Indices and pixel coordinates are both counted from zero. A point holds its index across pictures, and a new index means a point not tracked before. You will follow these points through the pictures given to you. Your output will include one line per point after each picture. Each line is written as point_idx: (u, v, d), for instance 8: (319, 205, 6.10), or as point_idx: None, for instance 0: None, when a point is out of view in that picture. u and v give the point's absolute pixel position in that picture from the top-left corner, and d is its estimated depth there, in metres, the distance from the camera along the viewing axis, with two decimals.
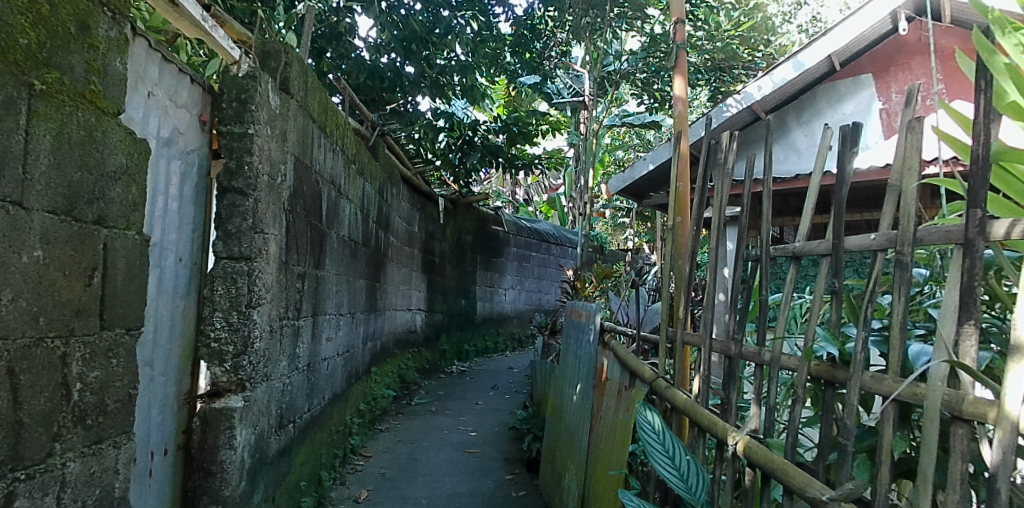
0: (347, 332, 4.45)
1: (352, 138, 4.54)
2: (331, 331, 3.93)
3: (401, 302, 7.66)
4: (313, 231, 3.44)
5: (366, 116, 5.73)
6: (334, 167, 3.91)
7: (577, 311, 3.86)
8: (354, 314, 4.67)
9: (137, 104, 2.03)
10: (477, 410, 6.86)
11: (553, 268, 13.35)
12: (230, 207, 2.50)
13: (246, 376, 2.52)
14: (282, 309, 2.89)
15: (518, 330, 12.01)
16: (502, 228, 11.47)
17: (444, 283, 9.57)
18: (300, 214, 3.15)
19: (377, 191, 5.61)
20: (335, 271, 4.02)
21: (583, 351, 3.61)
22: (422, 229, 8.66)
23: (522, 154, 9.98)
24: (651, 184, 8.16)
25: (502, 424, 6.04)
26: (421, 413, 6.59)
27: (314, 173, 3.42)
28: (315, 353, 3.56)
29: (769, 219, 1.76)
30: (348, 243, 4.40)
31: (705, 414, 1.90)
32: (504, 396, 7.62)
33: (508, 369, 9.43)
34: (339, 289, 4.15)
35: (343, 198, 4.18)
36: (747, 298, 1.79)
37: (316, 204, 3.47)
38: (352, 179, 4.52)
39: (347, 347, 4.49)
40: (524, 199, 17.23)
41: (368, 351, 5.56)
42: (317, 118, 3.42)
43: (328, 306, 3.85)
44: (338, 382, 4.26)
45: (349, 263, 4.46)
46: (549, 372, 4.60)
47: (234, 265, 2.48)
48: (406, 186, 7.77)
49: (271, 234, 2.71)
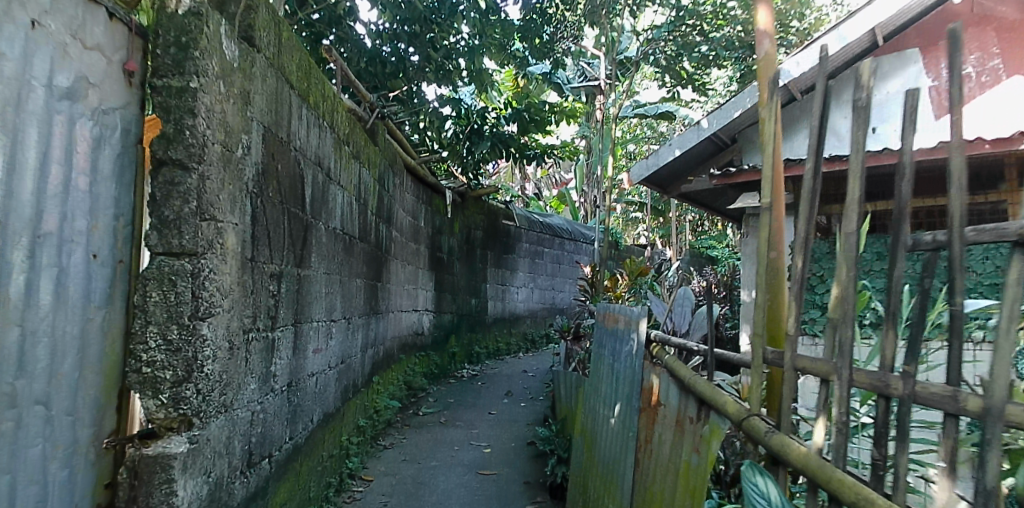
0: (341, 341, 3.84)
1: (345, 116, 3.92)
2: (320, 340, 3.32)
3: (407, 303, 7.06)
4: (293, 222, 2.82)
5: (363, 96, 5.11)
6: (321, 146, 3.29)
7: (612, 316, 3.22)
8: (350, 319, 4.06)
9: (9, 35, 1.43)
10: (491, 420, 6.26)
11: (567, 265, 12.71)
12: (168, 184, 1.87)
13: (194, 410, 1.89)
14: (248, 318, 2.27)
15: (532, 330, 11.38)
16: (514, 223, 10.85)
17: (453, 281, 8.96)
18: (273, 199, 2.53)
19: (377, 182, 5.00)
20: (324, 271, 3.40)
21: (621, 365, 2.97)
22: (428, 225, 8.06)
23: (535, 144, 9.35)
24: (678, 172, 7.49)
25: (520, 439, 5.44)
26: (429, 426, 5.99)
27: (293, 151, 2.81)
28: (298, 369, 2.94)
29: (964, 189, 1.13)
30: (342, 238, 3.80)
31: (847, 481, 1.28)
32: (519, 404, 7.01)
33: (523, 374, 8.82)
34: (329, 291, 3.53)
35: (334, 185, 3.58)
36: (925, 309, 1.18)
37: (297, 189, 2.86)
38: (346, 165, 3.91)
39: (342, 358, 3.89)
40: (534, 193, 16.58)
41: (369, 359, 4.96)
42: (292, 83, 2.80)
43: (316, 312, 3.23)
44: (332, 399, 3.65)
45: (343, 260, 3.85)
46: (575, 384, 3.97)
47: (174, 262, 1.85)
48: (410, 177, 7.16)
49: (228, 222, 2.09)
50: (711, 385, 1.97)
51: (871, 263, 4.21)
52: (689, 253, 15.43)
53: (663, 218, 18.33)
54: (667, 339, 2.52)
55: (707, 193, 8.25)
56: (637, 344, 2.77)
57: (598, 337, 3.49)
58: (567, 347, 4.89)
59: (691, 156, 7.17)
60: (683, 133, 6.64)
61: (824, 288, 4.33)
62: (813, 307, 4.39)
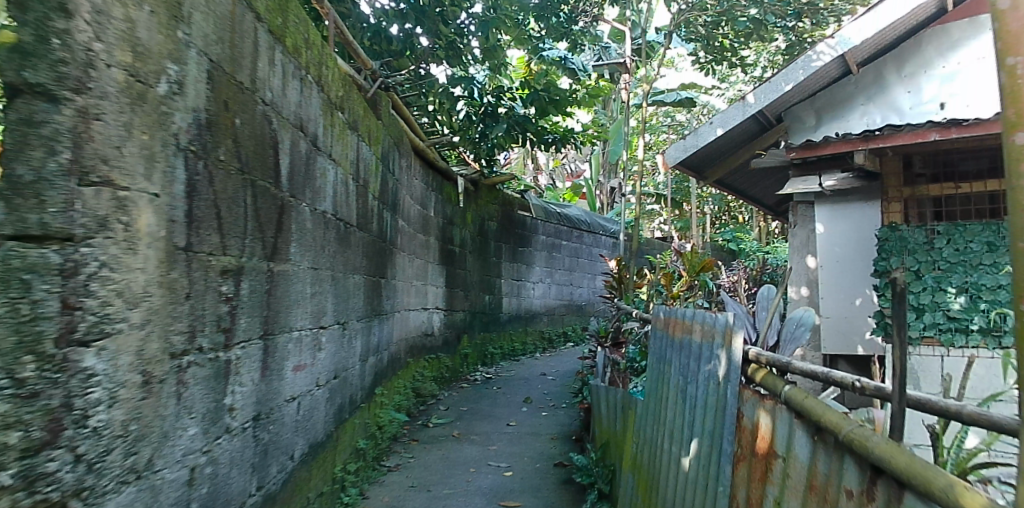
0: (334, 351, 3.12)
1: (338, 76, 3.20)
2: (304, 353, 2.61)
3: (416, 300, 6.36)
4: (261, 200, 2.10)
5: (364, 62, 4.38)
6: (303, 105, 2.57)
7: (678, 321, 2.51)
8: (345, 322, 3.35)
9: None
10: (511, 433, 5.54)
11: (586, 258, 11.91)
12: (23, 123, 1.12)
13: (69, 488, 1.17)
14: (180, 335, 1.55)
15: (549, 329, 10.64)
16: (529, 214, 10.11)
17: (466, 277, 8.23)
18: (225, 164, 1.81)
19: (380, 162, 4.29)
20: (309, 264, 2.68)
21: (698, 390, 2.24)
22: (439, 215, 7.34)
23: (553, 128, 8.60)
24: (717, 154, 6.71)
25: (545, 458, 4.72)
26: (441, 440, 5.27)
27: (260, 105, 2.09)
28: (269, 396, 2.23)
29: None
30: (334, 224, 3.08)
31: None
32: (541, 412, 6.29)
33: (542, 377, 8.09)
34: (317, 294, 2.80)
35: (323, 157, 2.86)
36: None
37: (265, 155, 2.14)
38: (340, 136, 3.19)
39: (335, 372, 3.17)
40: (548, 184, 15.82)
41: (372, 368, 4.25)
42: (257, 10, 2.06)
43: (297, 319, 2.51)
44: (320, 424, 2.93)
45: (336, 252, 3.14)
46: (621, 404, 3.24)
47: (31, 249, 1.10)
48: (419, 160, 6.43)
49: (141, 190, 1.36)
50: (897, 449, 1.25)
51: (979, 256, 3.46)
52: (710, 247, 14.66)
53: (682, 210, 17.52)
54: (775, 360, 1.82)
55: (743, 175, 7.55)
56: (724, 364, 2.07)
57: (653, 346, 2.79)
58: (604, 354, 4.10)
59: (733, 137, 6.37)
60: (729, 106, 5.03)
61: (921, 286, 3.62)
62: (904, 308, 3.69)
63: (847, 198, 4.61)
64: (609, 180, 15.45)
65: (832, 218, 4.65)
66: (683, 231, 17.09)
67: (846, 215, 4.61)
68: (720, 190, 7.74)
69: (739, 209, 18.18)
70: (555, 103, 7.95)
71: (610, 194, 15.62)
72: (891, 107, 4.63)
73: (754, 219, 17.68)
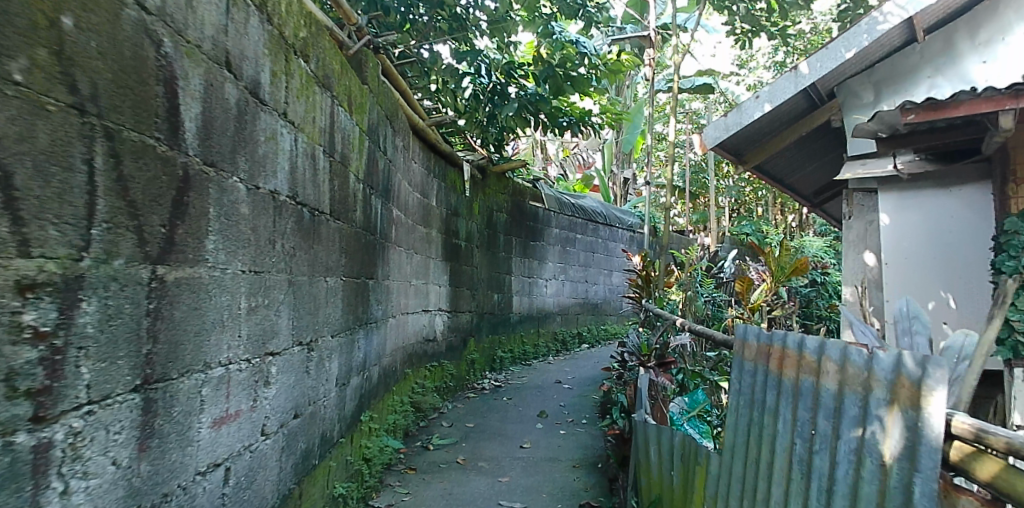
0: (293, 383, 2.28)
1: (300, 12, 2.38)
2: (235, 399, 1.77)
3: (414, 301, 5.55)
4: (135, 164, 1.28)
5: (348, 15, 3.58)
6: (231, 32, 1.75)
7: (782, 355, 1.71)
8: (312, 342, 2.51)
9: None
10: (526, 457, 4.74)
11: (602, 253, 11.07)
12: None
13: None
14: None
15: (563, 329, 9.81)
16: (541, 205, 9.29)
17: (473, 274, 7.43)
18: (28, 92, 1.00)
19: (366, 138, 3.48)
20: (247, 265, 1.86)
21: (838, 471, 1.44)
22: (442, 205, 6.53)
23: (568, 110, 7.77)
24: (759, 135, 5.87)
25: (569, 496, 3.91)
26: (443, 467, 4.47)
27: (131, 7, 1.28)
28: (160, 476, 1.39)
29: None
30: (292, 209, 2.25)
31: None
32: (559, 431, 5.47)
33: (557, 385, 7.26)
34: (263, 308, 1.97)
35: (270, 115, 2.03)
36: None
37: (144, 92, 1.32)
38: (301, 92, 2.37)
39: (296, 410, 2.34)
40: (560, 175, 14.98)
41: (357, 390, 3.44)
42: None
43: (221, 350, 1.68)
44: (271, 486, 2.11)
45: (296, 248, 2.31)
46: (680, 453, 2.41)
47: None
48: (418, 142, 5.62)
49: None
50: None
51: None
52: (729, 240, 13.85)
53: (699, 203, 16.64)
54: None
55: (784, 159, 6.69)
56: (896, 436, 1.29)
57: (734, 383, 1.99)
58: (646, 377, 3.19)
59: (778, 116, 5.53)
60: (777, 79, 4.30)
61: None
62: None
63: (915, 185, 3.98)
64: (622, 171, 14.64)
65: (897, 209, 4.04)
66: (700, 225, 16.23)
67: (917, 203, 3.97)
68: (758, 176, 6.88)
69: (758, 201, 17.34)
70: (570, 80, 7.11)
71: (623, 186, 14.82)
72: (959, 76, 3.72)
73: (772, 212, 16.83)
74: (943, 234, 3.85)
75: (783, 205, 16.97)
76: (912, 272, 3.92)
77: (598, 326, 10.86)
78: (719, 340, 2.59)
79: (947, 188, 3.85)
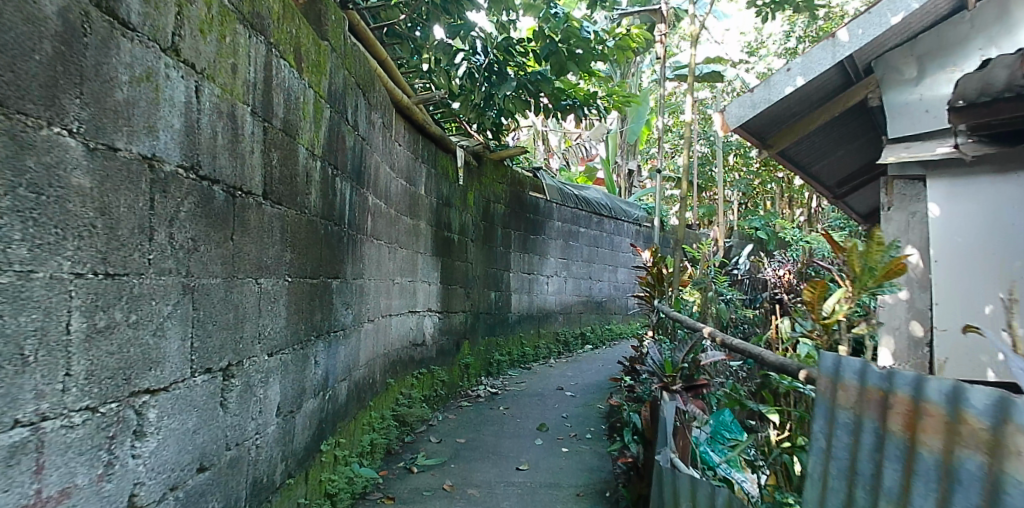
0: (195, 427, 1.65)
1: None
2: (56, 475, 1.14)
3: (398, 302, 4.92)
4: None
5: None
6: None
7: (913, 413, 1.11)
8: (232, 365, 1.88)
9: None
10: (522, 483, 4.12)
11: (607, 248, 10.42)
12: None
13: None
14: None
15: (565, 329, 9.18)
16: (543, 196, 8.64)
17: (467, 270, 6.79)
18: None
19: (326, 106, 2.84)
20: (95, 267, 1.23)
21: None
22: (432, 195, 5.90)
23: (572, 91, 7.11)
24: (786, 117, 5.21)
25: None
26: (426, 496, 3.84)
27: None
28: None
29: None
30: (190, 186, 1.60)
31: None
32: (561, 448, 4.84)
33: (560, 393, 6.62)
34: (127, 328, 1.33)
35: (144, 45, 1.39)
36: None
37: None
38: (211, 26, 1.72)
39: (202, 461, 1.71)
40: (563, 165, 14.33)
41: (315, 414, 2.82)
42: None
43: (18, 403, 1.04)
44: None
45: (200, 239, 1.66)
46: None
47: None
48: (404, 122, 4.98)
49: None
50: None
51: None
52: (738, 235, 13.20)
53: (708, 196, 15.98)
54: None
55: (811, 144, 6.04)
56: None
57: (818, 432, 1.39)
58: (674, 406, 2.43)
59: (808, 92, 4.88)
60: (810, 48, 3.73)
61: None
62: None
63: (971, 170, 3.28)
64: (627, 162, 13.98)
65: (947, 198, 3.36)
66: (708, 218, 15.59)
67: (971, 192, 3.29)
68: (781, 163, 6.22)
69: (767, 195, 16.67)
70: (575, 59, 6.48)
71: (627, 178, 14.18)
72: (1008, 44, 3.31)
73: (779, 204, 16.20)
74: (1006, 227, 3.15)
75: (791, 198, 16.37)
76: (971, 269, 3.22)
77: (603, 326, 10.23)
78: (775, 362, 1.94)
79: (1008, 174, 3.15)
